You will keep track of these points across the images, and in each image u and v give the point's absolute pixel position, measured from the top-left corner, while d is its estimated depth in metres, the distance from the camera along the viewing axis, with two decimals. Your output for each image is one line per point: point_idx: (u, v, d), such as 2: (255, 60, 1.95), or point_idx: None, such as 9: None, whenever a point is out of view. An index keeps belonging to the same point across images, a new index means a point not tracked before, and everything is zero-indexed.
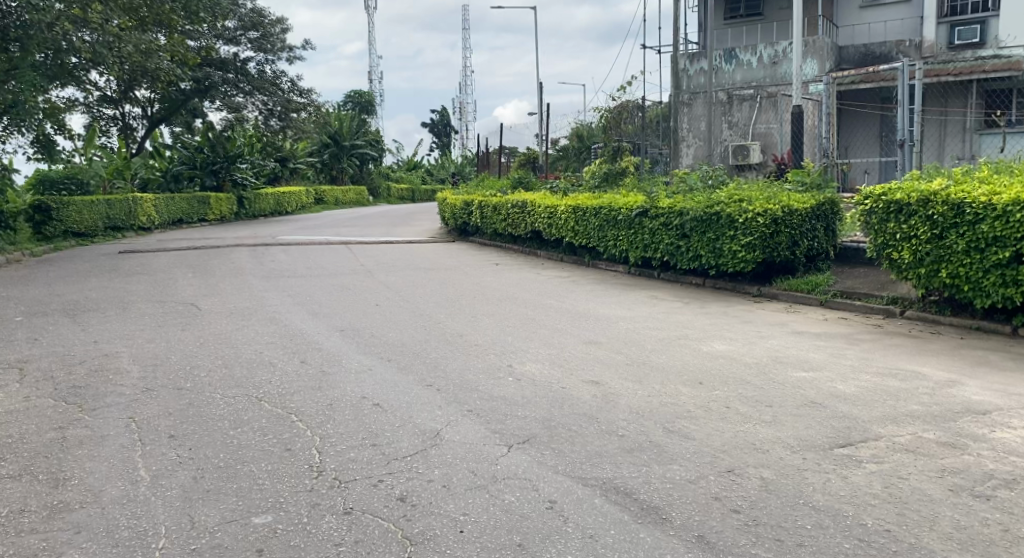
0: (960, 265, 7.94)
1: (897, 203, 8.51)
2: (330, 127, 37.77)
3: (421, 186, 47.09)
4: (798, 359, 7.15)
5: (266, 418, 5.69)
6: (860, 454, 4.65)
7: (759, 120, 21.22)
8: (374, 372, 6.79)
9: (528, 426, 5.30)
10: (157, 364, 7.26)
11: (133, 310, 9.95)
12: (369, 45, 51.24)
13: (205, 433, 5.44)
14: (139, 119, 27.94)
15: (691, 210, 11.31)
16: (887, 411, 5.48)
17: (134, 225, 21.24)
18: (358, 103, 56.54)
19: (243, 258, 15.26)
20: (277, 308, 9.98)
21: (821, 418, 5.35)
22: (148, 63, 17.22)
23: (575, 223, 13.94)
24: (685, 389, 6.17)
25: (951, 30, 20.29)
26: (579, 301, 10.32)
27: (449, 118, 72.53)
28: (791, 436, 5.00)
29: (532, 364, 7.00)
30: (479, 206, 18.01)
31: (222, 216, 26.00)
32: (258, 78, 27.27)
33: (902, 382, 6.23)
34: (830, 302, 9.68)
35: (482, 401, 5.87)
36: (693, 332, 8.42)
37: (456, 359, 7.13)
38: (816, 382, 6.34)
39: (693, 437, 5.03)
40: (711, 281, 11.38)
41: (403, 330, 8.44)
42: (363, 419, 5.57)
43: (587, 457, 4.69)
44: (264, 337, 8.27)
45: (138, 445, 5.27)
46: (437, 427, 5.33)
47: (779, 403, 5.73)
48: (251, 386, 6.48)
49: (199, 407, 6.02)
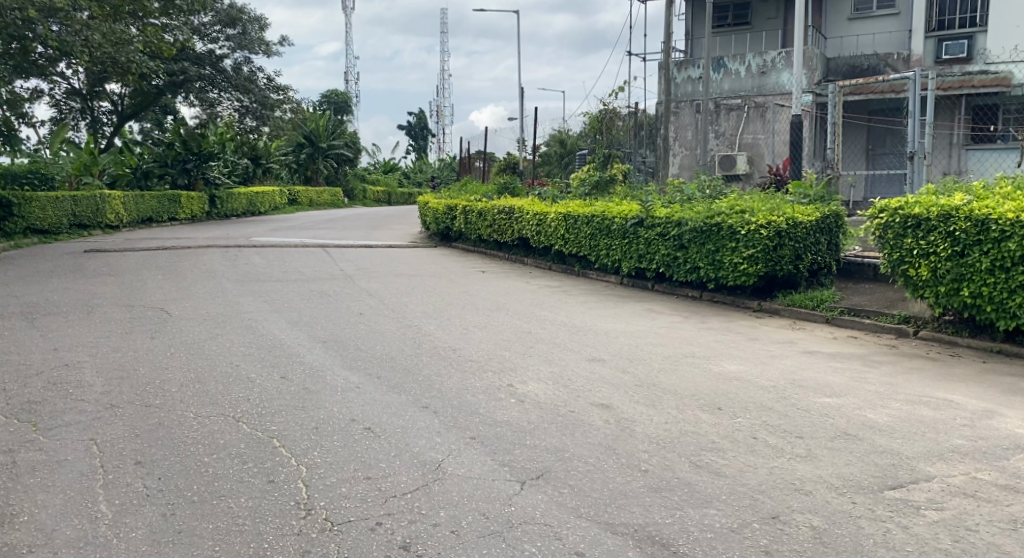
0: (983, 284, 7.55)
1: (915, 218, 8.11)
2: (305, 127, 37.00)
3: (396, 189, 46.29)
4: (819, 383, 6.68)
5: (244, 443, 5.11)
6: (916, 499, 4.18)
7: (746, 130, 20.87)
8: (362, 390, 6.21)
9: (540, 457, 4.75)
10: (123, 377, 6.62)
11: (98, 315, 9.24)
12: (348, 44, 50.41)
13: (176, 460, 4.85)
14: (109, 114, 27.07)
15: (689, 220, 10.85)
16: (931, 446, 5.02)
17: (101, 223, 20.42)
18: (333, 103, 55.64)
19: (217, 260, 14.55)
20: (253, 315, 9.34)
21: (861, 453, 4.88)
22: (120, 56, 16.56)
23: (564, 230, 13.43)
24: (704, 416, 5.67)
25: (938, 44, 20.05)
26: (574, 314, 9.79)
27: (426, 120, 71.77)
28: (833, 475, 4.51)
29: (533, 383, 6.47)
30: (462, 211, 17.45)
31: (193, 215, 25.18)
32: (234, 75, 26.44)
33: (937, 412, 5.79)
34: (837, 319, 9.25)
35: (485, 427, 5.33)
36: (700, 350, 7.92)
37: (451, 377, 6.58)
38: (844, 410, 5.86)
39: (725, 473, 4.52)
40: (709, 293, 10.90)
41: (390, 343, 7.85)
42: (354, 447, 4.99)
43: (611, 497, 4.16)
44: (241, 348, 7.66)
45: (99, 473, 4.66)
46: (438, 458, 4.77)
47: (811, 435, 5.24)
48: (228, 404, 5.88)
49: (170, 427, 5.42)
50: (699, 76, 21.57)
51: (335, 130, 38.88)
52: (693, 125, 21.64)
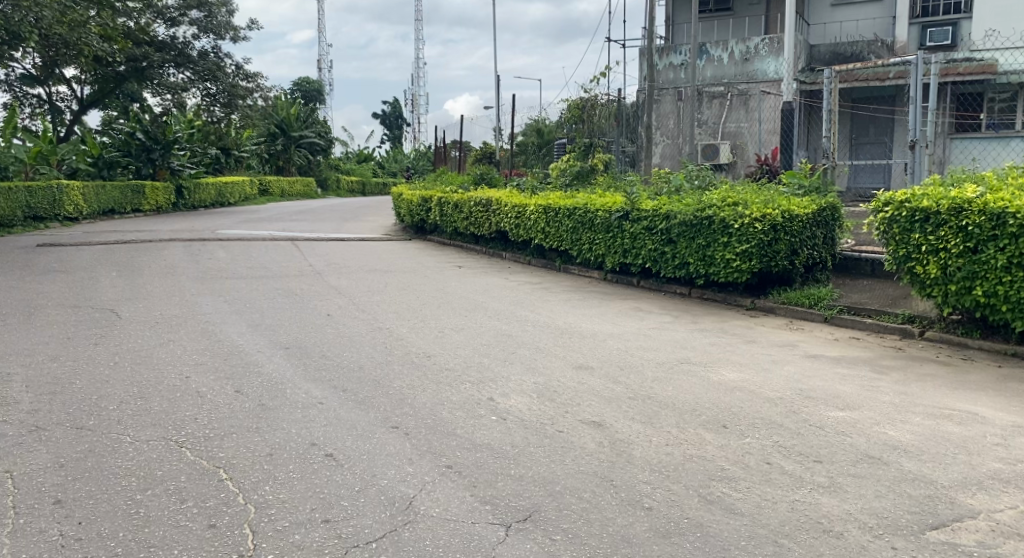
0: (998, 283, 7.03)
1: (923, 211, 7.56)
2: (276, 116, 35.98)
3: (371, 180, 45.38)
4: (829, 393, 6.12)
5: (186, 475, 4.43)
6: (964, 542, 3.61)
7: (729, 119, 20.27)
8: (326, 407, 5.54)
9: (527, 492, 4.14)
10: (57, 392, 5.91)
11: (40, 318, 8.50)
12: (320, 31, 49.26)
13: (104, 498, 4.17)
14: (69, 102, 26.03)
15: (678, 213, 10.25)
16: (967, 471, 4.44)
17: (59, 215, 19.51)
18: (305, 91, 54.41)
19: (177, 255, 13.77)
20: (210, 317, 8.62)
21: (891, 480, 4.30)
22: (74, 37, 15.68)
23: (545, 224, 12.80)
24: (709, 435, 5.08)
25: (922, 31, 19.56)
26: (558, 314, 9.17)
27: (401, 109, 70.65)
28: (864, 511, 3.92)
29: (515, 396, 5.84)
30: (437, 203, 16.76)
31: (159, 206, 24.29)
32: (200, 61, 25.43)
33: (962, 427, 5.23)
34: (837, 318, 8.71)
35: (463, 453, 4.69)
36: (694, 355, 7.32)
37: (425, 390, 5.93)
38: (860, 426, 5.28)
39: (741, 510, 3.94)
40: (699, 291, 10.32)
41: (358, 349, 7.19)
42: (313, 480, 4.34)
43: (612, 548, 3.59)
44: (194, 355, 6.98)
45: (7, 517, 3.97)
46: (409, 494, 4.14)
47: (830, 459, 4.64)
48: (172, 426, 5.20)
49: (102, 455, 4.72)
50: (681, 62, 20.99)
51: (308, 119, 38.00)
52: (674, 113, 21.04)
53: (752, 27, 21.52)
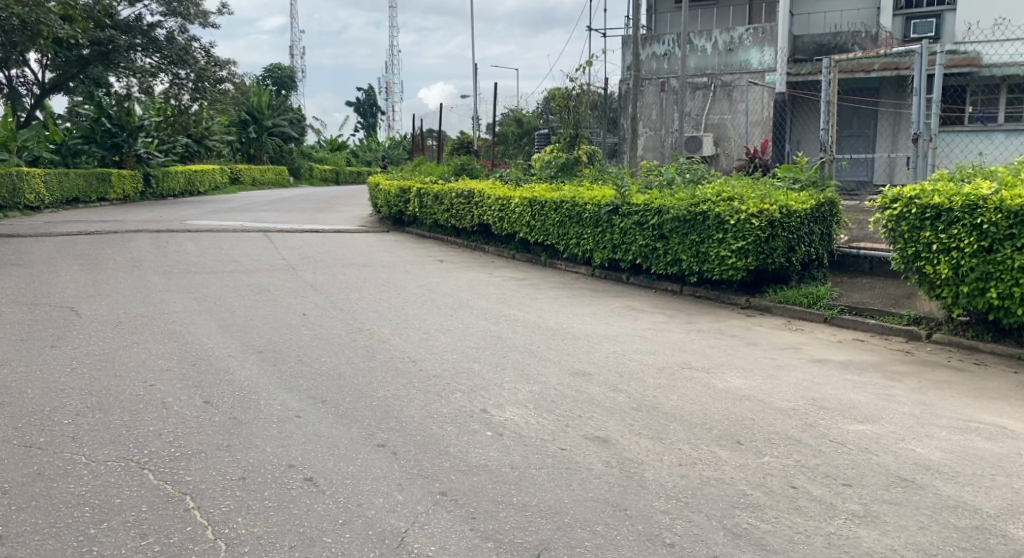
0: (1015, 284, 6.68)
1: (935, 208, 7.20)
2: (246, 102, 35.13)
3: (345, 169, 44.57)
4: (845, 403, 5.73)
5: (148, 504, 3.94)
6: None
7: (712, 111, 19.81)
8: (305, 421, 5.05)
9: (532, 525, 3.71)
10: (3, 404, 5.34)
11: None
12: (292, 18, 48.34)
13: (49, 534, 3.66)
14: (30, 86, 25.10)
15: (670, 208, 9.84)
16: (1011, 497, 4.08)
17: (20, 204, 18.74)
18: (277, 78, 53.44)
19: (143, 247, 13.12)
20: (178, 317, 8.08)
21: (933, 508, 3.93)
22: (34, 19, 15.01)
23: (530, 217, 12.35)
24: (725, 452, 4.67)
25: (906, 22, 19.31)
26: (547, 313, 8.72)
27: (375, 98, 69.65)
28: (909, 547, 3.57)
29: (511, 408, 5.39)
30: (416, 195, 16.24)
31: (125, 194, 23.53)
32: (166, 44, 24.48)
33: (993, 443, 4.88)
34: (837, 319, 8.35)
35: (459, 477, 4.22)
36: (696, 359, 6.91)
37: (413, 401, 5.46)
38: (885, 442, 4.89)
39: (773, 547, 3.55)
40: (691, 288, 9.94)
41: (338, 354, 6.69)
42: (292, 510, 3.87)
43: None
44: (160, 360, 6.45)
45: None
46: (400, 527, 3.69)
47: (860, 482, 4.25)
48: (133, 444, 4.68)
49: (53, 480, 4.21)
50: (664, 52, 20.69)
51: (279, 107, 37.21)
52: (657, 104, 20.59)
53: (737, 17, 21.16)
